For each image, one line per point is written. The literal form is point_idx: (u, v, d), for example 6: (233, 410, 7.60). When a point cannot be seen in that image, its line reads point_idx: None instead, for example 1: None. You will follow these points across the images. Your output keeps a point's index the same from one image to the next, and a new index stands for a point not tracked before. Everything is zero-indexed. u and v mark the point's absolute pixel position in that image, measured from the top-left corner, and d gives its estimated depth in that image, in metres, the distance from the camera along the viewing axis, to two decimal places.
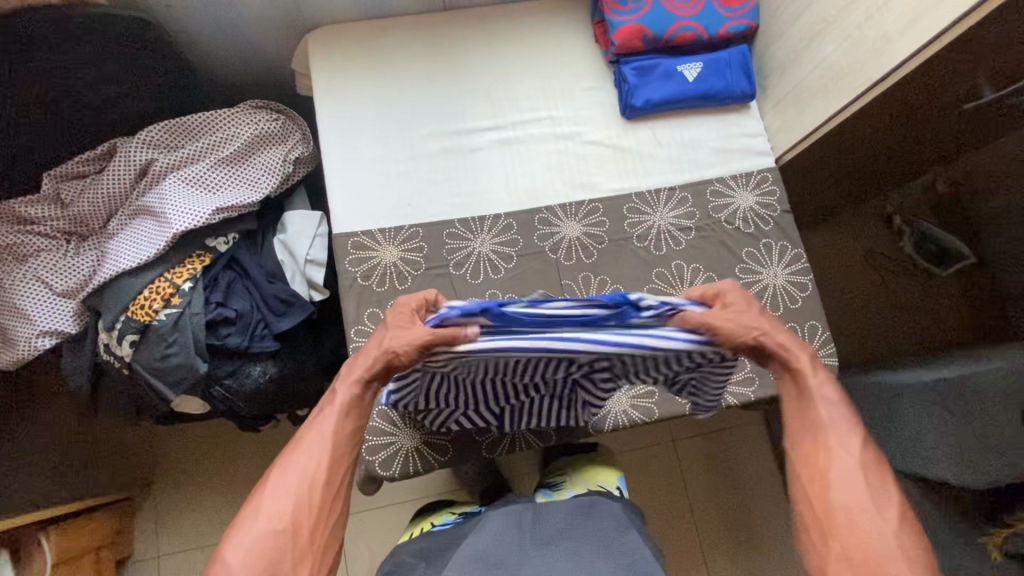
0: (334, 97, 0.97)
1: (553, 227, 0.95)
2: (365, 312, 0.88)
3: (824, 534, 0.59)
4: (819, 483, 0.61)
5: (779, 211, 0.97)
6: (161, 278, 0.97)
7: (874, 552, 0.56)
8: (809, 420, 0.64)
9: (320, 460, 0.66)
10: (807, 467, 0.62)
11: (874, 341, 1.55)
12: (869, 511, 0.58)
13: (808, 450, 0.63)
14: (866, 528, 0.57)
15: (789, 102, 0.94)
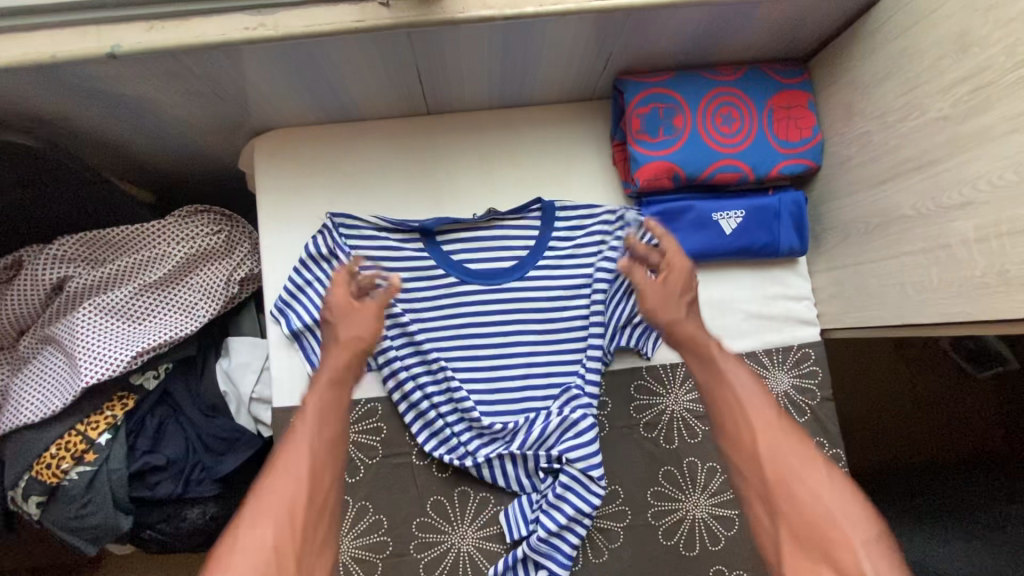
0: (285, 224, 0.78)
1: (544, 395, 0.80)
2: None
3: (773, 511, 0.57)
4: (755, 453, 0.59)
5: (819, 398, 0.80)
6: (72, 431, 0.82)
7: (820, 522, 0.54)
8: (725, 399, 0.63)
9: (299, 479, 0.57)
10: (742, 445, 0.60)
11: (895, 455, 1.41)
12: (807, 480, 0.56)
13: (732, 426, 0.62)
14: (805, 498, 0.56)
15: (847, 275, 0.75)
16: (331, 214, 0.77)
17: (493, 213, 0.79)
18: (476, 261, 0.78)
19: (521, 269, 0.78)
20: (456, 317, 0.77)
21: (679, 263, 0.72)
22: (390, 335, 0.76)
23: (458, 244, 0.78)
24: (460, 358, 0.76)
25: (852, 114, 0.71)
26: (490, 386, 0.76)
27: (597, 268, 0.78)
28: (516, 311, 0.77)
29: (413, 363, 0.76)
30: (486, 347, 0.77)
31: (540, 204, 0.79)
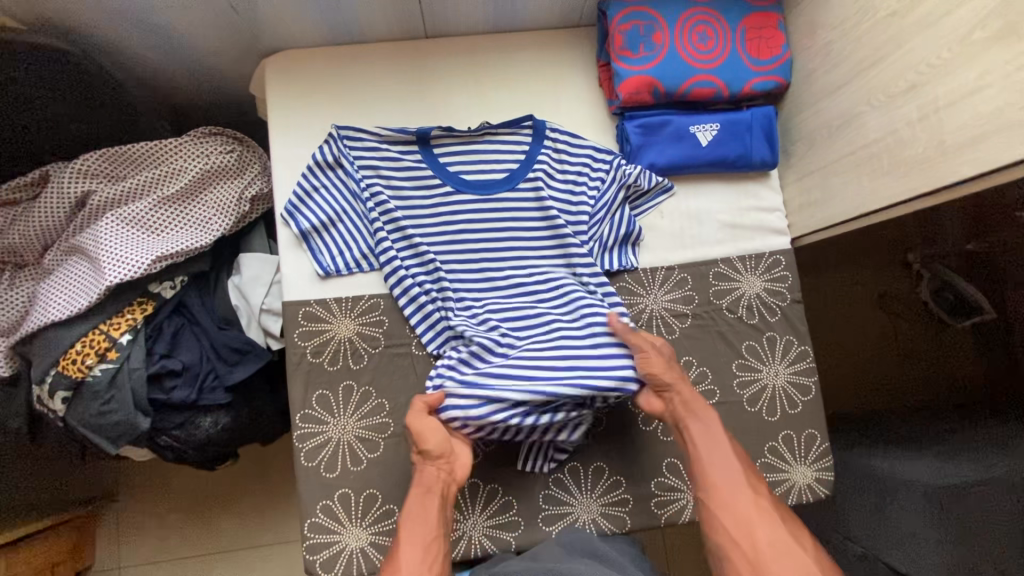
0: (294, 136, 0.84)
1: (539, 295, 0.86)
2: (313, 394, 0.79)
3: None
4: (742, 527, 0.67)
5: (789, 300, 0.86)
6: (95, 330, 0.88)
7: None
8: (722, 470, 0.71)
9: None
10: (738, 522, 0.67)
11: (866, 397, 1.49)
12: (793, 551, 0.65)
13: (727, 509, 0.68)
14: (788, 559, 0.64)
15: (813, 181, 0.82)
16: (336, 125, 0.84)
17: (487, 126, 0.85)
18: (471, 176, 0.84)
19: (514, 180, 0.84)
20: (457, 231, 0.83)
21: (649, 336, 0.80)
22: (388, 235, 0.82)
23: (452, 153, 0.85)
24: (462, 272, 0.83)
25: (816, 28, 0.78)
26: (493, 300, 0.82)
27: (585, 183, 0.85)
28: (512, 225, 0.84)
29: (411, 262, 0.82)
30: (485, 262, 0.83)
31: (532, 122, 0.86)
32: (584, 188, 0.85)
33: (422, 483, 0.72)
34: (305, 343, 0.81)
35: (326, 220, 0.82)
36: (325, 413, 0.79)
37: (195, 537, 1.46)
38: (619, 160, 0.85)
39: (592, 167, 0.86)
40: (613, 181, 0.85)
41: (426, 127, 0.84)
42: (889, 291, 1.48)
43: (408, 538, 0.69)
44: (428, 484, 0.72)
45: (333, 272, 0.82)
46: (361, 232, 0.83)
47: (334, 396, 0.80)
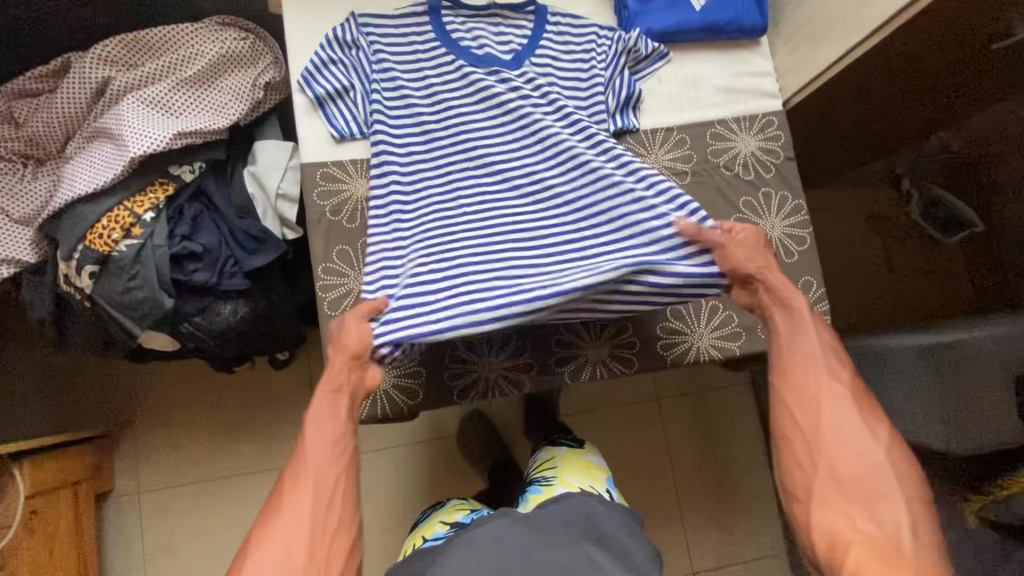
0: (309, 13, 0.89)
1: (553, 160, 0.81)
2: (334, 249, 0.83)
3: (812, 455, 0.65)
4: (809, 409, 0.68)
5: (782, 158, 0.91)
6: (120, 207, 0.92)
7: (858, 470, 0.63)
8: (803, 352, 0.71)
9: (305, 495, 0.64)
10: (802, 402, 0.68)
11: (873, 309, 1.45)
12: (859, 440, 0.65)
13: (800, 385, 0.69)
14: (853, 447, 0.64)
15: (801, 38, 0.90)
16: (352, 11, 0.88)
17: (495, 6, 0.90)
18: (463, 73, 0.86)
19: (518, 60, 0.87)
20: (465, 117, 0.85)
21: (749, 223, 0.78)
22: (396, 101, 0.85)
23: (461, 27, 0.89)
24: (443, 175, 0.82)
25: None
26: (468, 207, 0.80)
27: (586, 52, 0.89)
28: (498, 125, 0.84)
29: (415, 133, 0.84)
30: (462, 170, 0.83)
31: (535, 6, 0.90)
32: (586, 58, 0.88)
33: (335, 387, 0.71)
34: (323, 204, 0.84)
35: (340, 87, 0.86)
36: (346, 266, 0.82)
37: (211, 462, 1.48)
38: (620, 32, 0.89)
39: (596, 38, 0.89)
40: (617, 53, 0.88)
41: (436, 1, 0.89)
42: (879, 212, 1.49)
43: (317, 441, 0.68)
44: (339, 390, 0.71)
45: (348, 135, 0.85)
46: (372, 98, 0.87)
47: (353, 250, 0.83)
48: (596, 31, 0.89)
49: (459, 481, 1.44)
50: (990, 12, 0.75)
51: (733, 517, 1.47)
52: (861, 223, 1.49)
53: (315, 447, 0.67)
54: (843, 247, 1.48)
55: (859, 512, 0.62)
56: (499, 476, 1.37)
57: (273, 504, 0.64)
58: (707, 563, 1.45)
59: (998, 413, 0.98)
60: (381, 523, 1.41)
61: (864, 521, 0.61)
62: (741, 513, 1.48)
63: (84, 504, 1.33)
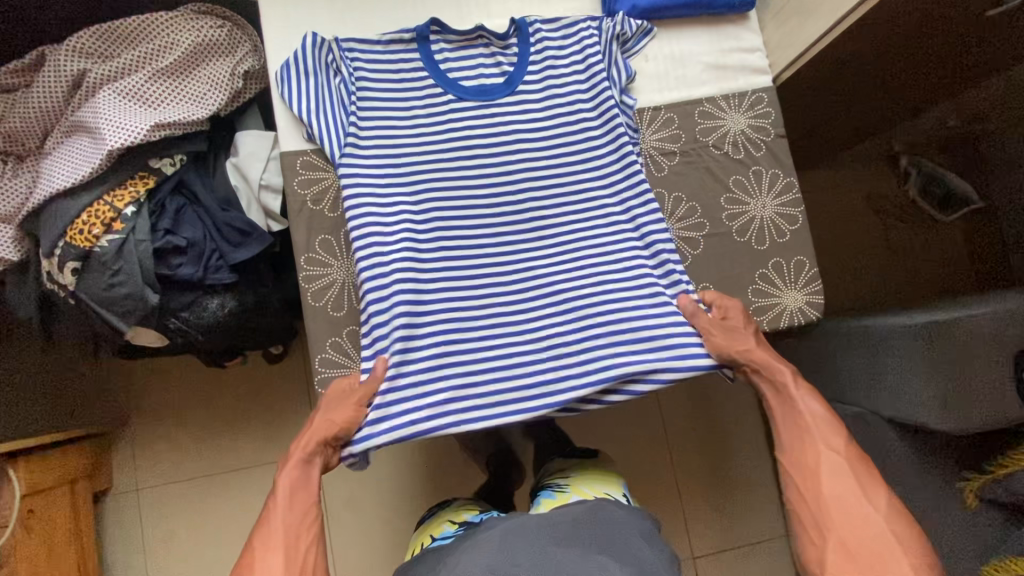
0: None
1: (547, 188, 0.84)
2: (316, 239, 0.82)
3: (822, 528, 0.69)
4: (808, 477, 0.72)
5: (772, 135, 0.89)
6: (101, 201, 0.91)
7: (862, 536, 0.67)
8: (796, 425, 0.76)
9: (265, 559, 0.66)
10: (804, 475, 0.72)
11: (870, 289, 1.44)
12: (860, 506, 0.68)
13: (798, 455, 0.74)
14: (854, 513, 0.68)
15: (789, 12, 0.87)
16: (309, 31, 0.83)
17: (482, 28, 0.87)
18: (435, 105, 0.85)
19: (513, 82, 0.86)
20: (449, 118, 0.84)
21: (733, 304, 0.82)
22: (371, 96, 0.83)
23: (446, 54, 0.86)
24: (438, 188, 0.83)
25: None
26: (446, 268, 0.81)
27: (570, 36, 0.88)
28: (492, 139, 0.84)
29: (396, 142, 0.83)
30: (432, 219, 0.82)
31: (515, 23, 0.87)
32: (580, 48, 0.87)
33: (307, 452, 0.74)
34: (304, 192, 0.83)
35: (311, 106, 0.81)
36: (329, 255, 0.81)
37: (209, 458, 1.48)
38: (607, 23, 0.87)
39: (578, 28, 0.88)
40: (602, 39, 0.86)
41: (424, 27, 0.85)
42: (878, 190, 1.46)
43: (286, 505, 0.70)
44: (312, 456, 0.74)
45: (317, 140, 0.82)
46: (341, 102, 0.83)
47: (336, 240, 0.82)
48: (587, 24, 0.88)
49: (457, 471, 1.43)
50: None
51: (732, 502, 1.47)
52: (859, 202, 1.46)
53: (284, 510, 0.70)
54: (840, 228, 1.45)
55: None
56: (496, 465, 1.36)
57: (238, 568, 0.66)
58: (706, 548, 1.45)
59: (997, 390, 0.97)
60: (381, 514, 1.41)
61: None
62: (740, 497, 1.47)
63: (80, 504, 1.33)
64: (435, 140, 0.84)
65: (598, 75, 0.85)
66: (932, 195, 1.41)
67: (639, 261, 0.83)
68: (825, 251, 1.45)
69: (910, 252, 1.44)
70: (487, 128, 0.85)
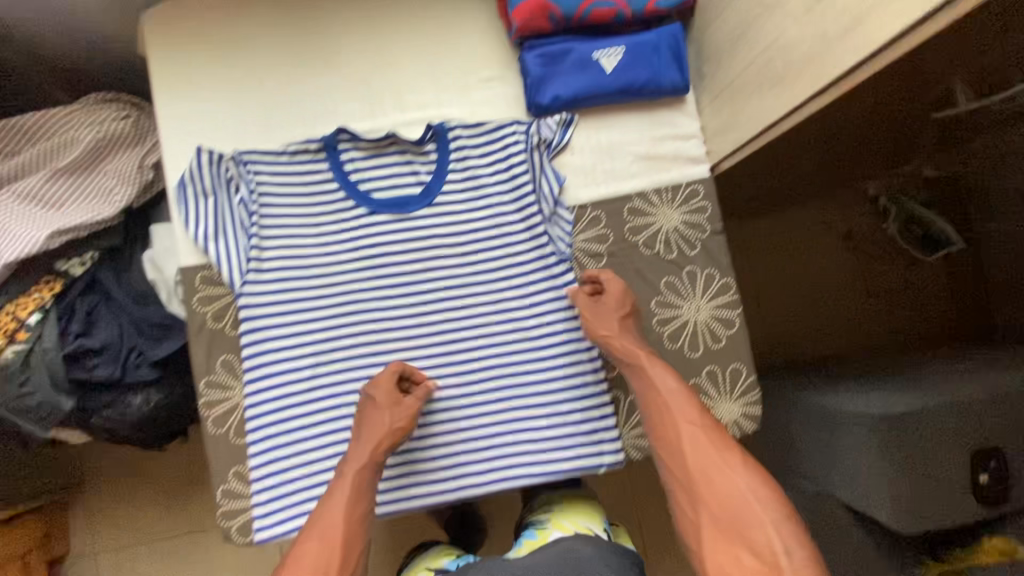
0: (177, 93, 0.80)
1: (465, 301, 0.81)
2: (217, 360, 0.77)
3: (694, 503, 0.65)
4: (673, 455, 0.68)
5: (708, 232, 0.82)
6: (4, 312, 0.88)
7: (730, 505, 0.63)
8: (657, 401, 0.72)
9: (317, 559, 0.64)
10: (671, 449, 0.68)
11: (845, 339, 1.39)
12: (724, 473, 0.65)
13: (662, 433, 0.70)
14: (718, 482, 0.64)
15: (725, 100, 0.78)
16: (200, 147, 0.77)
17: (393, 135, 0.80)
18: (346, 220, 0.80)
19: (430, 194, 0.81)
20: (361, 226, 0.80)
21: (614, 286, 0.78)
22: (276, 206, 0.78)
23: (357, 163, 0.80)
24: (354, 303, 0.79)
25: None
26: (350, 391, 0.79)
27: (491, 134, 0.81)
28: (406, 246, 0.80)
29: (303, 257, 0.78)
30: (344, 339, 0.79)
31: (432, 130, 0.80)
32: (501, 150, 0.81)
33: (362, 455, 0.72)
34: (205, 309, 0.78)
35: (208, 232, 0.76)
36: (231, 379, 0.77)
37: (159, 527, 1.42)
38: (534, 125, 0.81)
39: (503, 133, 0.81)
40: (530, 144, 0.81)
41: (331, 137, 0.79)
42: (855, 230, 1.38)
43: (344, 504, 0.69)
44: (370, 458, 0.72)
45: (215, 265, 0.77)
46: (238, 222, 0.78)
47: (239, 361, 0.78)
48: (513, 129, 0.81)
49: None
50: (936, 73, 0.64)
51: None
52: (839, 244, 1.38)
53: (344, 508, 0.68)
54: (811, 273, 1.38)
55: (742, 553, 0.60)
56: None
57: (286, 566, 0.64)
58: None
59: (954, 486, 0.92)
60: None
61: (747, 556, 0.60)
62: None
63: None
64: (347, 260, 0.79)
65: (520, 182, 0.80)
66: (914, 235, 1.34)
67: (557, 381, 0.80)
68: (796, 300, 1.38)
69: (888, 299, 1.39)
70: (403, 239, 0.80)
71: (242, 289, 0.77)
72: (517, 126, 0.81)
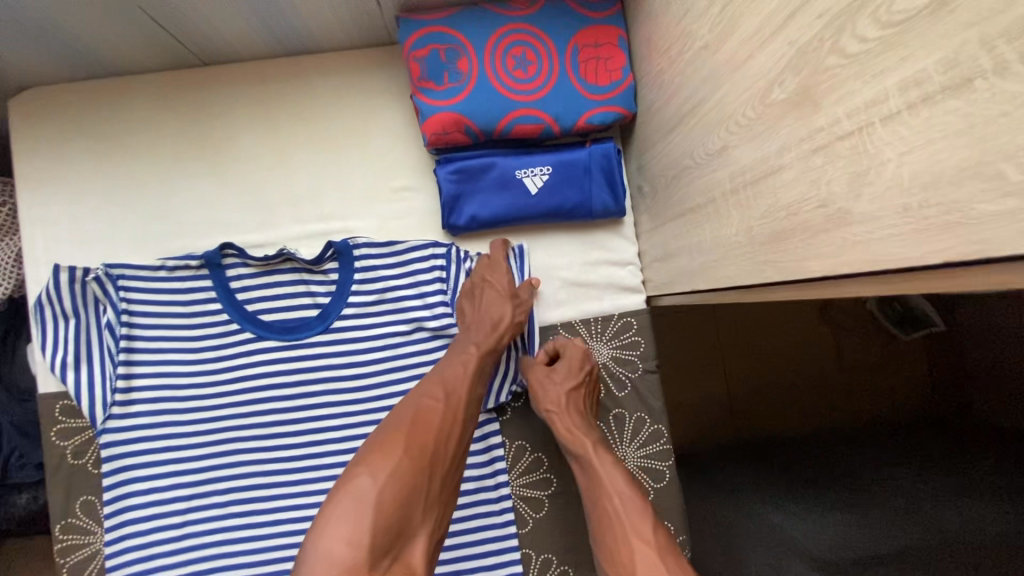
0: (41, 194, 0.70)
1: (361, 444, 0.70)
2: (76, 501, 0.69)
3: (601, 495, 0.60)
4: (582, 453, 0.64)
5: (640, 370, 0.73)
6: None
7: (621, 501, 0.59)
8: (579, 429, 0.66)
9: (443, 420, 0.58)
10: (600, 526, 0.58)
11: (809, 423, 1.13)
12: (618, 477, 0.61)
13: (573, 434, 0.66)
14: (613, 482, 0.61)
15: (661, 235, 0.68)
16: (58, 266, 0.67)
17: (285, 252, 0.69)
18: (228, 346, 0.70)
19: (327, 319, 0.70)
20: (245, 354, 0.70)
21: (572, 355, 0.70)
22: (146, 330, 0.68)
23: (244, 281, 0.70)
24: (231, 443, 0.69)
25: (653, 49, 0.62)
26: (217, 548, 0.68)
27: (401, 252, 0.71)
28: (293, 378, 0.70)
29: (172, 388, 0.69)
30: (215, 484, 0.69)
31: (335, 246, 0.70)
32: (412, 272, 0.71)
33: (485, 341, 0.65)
34: (67, 443, 0.70)
35: (71, 359, 0.68)
36: (91, 522, 0.69)
37: None
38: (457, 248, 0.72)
39: (415, 252, 0.71)
40: (446, 267, 0.71)
41: (214, 253, 0.69)
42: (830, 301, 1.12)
43: (470, 382, 0.62)
44: (493, 346, 0.66)
45: (75, 396, 0.68)
46: (103, 349, 0.68)
47: (101, 502, 0.69)
48: (425, 250, 0.71)
49: None
50: None
51: None
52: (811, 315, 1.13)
53: (470, 381, 0.62)
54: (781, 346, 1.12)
55: (633, 540, 0.55)
56: None
57: (410, 418, 0.57)
58: None
59: None
60: None
61: (639, 546, 0.54)
62: None
63: None
64: (224, 391, 0.69)
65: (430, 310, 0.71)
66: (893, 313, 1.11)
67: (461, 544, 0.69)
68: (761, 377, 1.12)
69: (862, 377, 1.14)
70: (290, 372, 0.70)
71: (105, 425, 0.67)
72: (433, 245, 0.72)
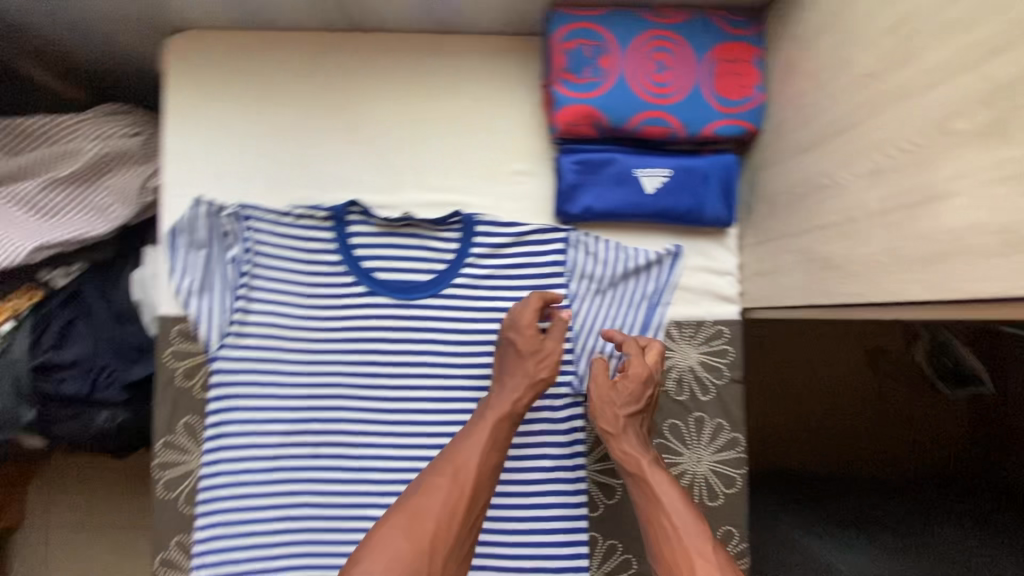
0: (186, 129, 0.74)
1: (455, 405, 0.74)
2: (178, 420, 0.73)
3: (654, 511, 0.62)
4: (633, 470, 0.66)
5: (726, 378, 0.76)
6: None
7: (673, 516, 0.61)
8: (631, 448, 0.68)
9: (461, 485, 0.62)
10: (658, 543, 0.60)
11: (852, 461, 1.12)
12: (671, 493, 0.64)
13: (622, 450, 0.68)
14: (664, 496, 0.63)
15: (769, 250, 0.70)
16: (200, 199, 0.72)
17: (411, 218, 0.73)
18: (341, 295, 0.73)
19: (438, 285, 0.74)
20: (354, 304, 0.73)
21: (636, 369, 0.69)
22: (267, 267, 0.72)
23: (364, 237, 0.74)
24: (330, 385, 0.73)
25: (795, 71, 0.65)
26: (309, 483, 0.72)
27: (517, 234, 0.75)
28: (397, 334, 0.73)
29: (282, 326, 0.72)
30: (312, 423, 0.72)
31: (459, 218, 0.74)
32: (524, 252, 0.75)
33: (506, 403, 0.68)
34: (177, 363, 0.73)
35: (197, 284, 0.72)
36: (190, 442, 0.73)
37: None
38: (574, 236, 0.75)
39: (530, 235, 0.75)
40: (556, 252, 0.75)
41: (341, 207, 0.73)
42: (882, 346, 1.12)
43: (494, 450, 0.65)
44: (511, 409, 0.68)
45: (195, 320, 0.72)
46: (225, 280, 0.72)
47: (201, 425, 0.73)
48: (539, 233, 0.75)
49: None
50: None
51: None
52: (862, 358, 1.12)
53: (491, 449, 0.65)
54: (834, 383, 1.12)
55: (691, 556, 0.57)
56: None
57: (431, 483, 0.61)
58: None
59: None
60: None
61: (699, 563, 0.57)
62: None
63: None
64: (330, 336, 0.73)
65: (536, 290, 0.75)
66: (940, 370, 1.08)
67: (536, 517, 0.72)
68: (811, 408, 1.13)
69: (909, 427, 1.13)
70: (396, 329, 0.74)
71: (217, 352, 0.71)
72: (548, 230, 0.75)
